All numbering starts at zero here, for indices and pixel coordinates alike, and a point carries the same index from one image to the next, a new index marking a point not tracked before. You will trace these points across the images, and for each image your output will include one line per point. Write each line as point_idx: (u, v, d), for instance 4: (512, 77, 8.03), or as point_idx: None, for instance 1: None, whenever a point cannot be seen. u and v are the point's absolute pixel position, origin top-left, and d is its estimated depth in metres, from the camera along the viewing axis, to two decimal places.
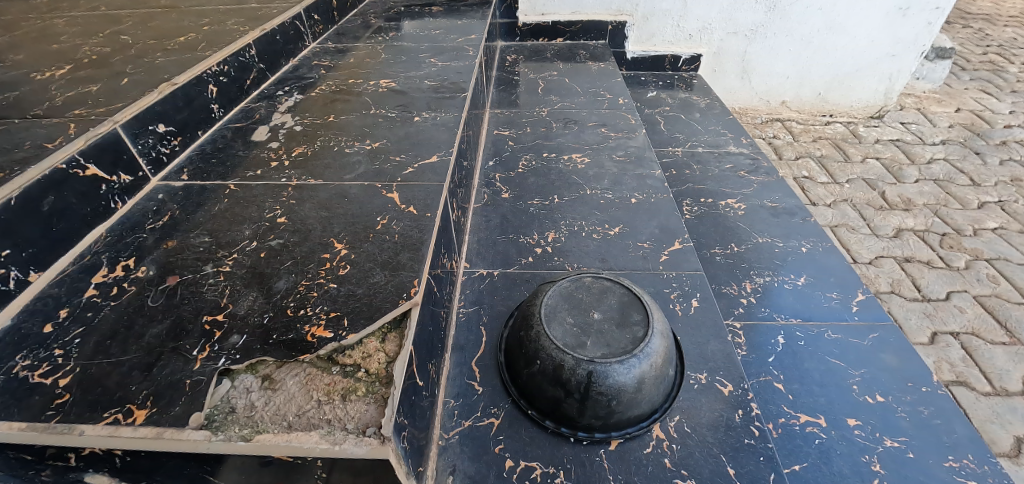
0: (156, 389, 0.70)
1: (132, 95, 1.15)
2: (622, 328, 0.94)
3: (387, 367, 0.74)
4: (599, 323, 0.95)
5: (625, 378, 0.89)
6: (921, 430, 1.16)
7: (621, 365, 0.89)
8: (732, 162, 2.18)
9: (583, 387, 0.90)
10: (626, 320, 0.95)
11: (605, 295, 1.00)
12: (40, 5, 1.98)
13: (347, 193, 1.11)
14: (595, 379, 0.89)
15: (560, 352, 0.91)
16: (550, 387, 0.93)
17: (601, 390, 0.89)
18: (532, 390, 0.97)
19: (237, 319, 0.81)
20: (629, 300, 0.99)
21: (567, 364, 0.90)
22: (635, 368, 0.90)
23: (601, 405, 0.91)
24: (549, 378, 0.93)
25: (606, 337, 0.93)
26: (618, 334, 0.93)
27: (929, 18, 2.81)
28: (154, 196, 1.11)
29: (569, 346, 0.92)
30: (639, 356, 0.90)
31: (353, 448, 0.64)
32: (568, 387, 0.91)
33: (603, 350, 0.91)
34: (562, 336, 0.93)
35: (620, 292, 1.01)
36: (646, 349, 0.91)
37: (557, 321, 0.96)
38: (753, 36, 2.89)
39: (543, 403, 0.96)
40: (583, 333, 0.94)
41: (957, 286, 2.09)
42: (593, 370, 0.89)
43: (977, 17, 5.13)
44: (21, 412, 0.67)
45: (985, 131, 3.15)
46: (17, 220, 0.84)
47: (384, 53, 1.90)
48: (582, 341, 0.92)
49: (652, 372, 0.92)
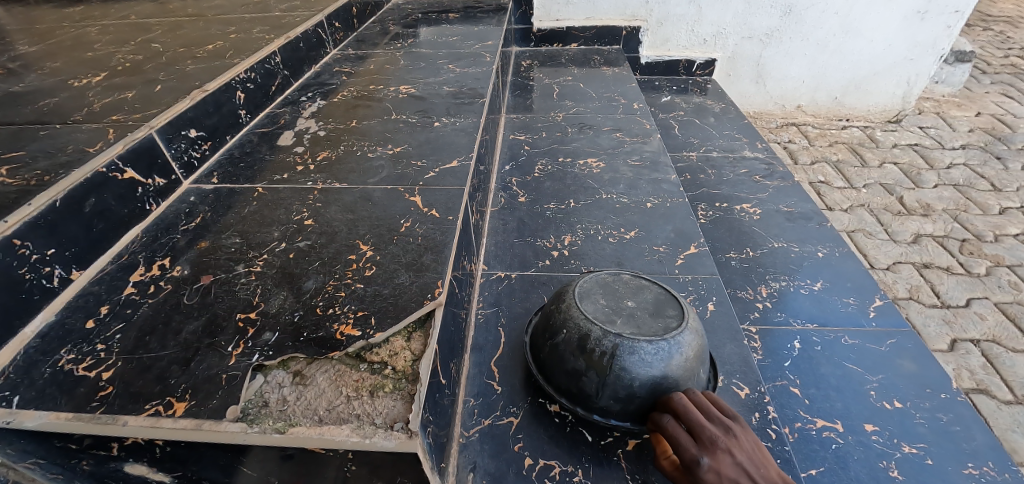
0: (194, 383, 0.73)
1: (167, 102, 1.21)
2: (657, 316, 0.93)
3: (413, 365, 0.76)
4: (632, 307, 0.94)
5: (653, 361, 0.87)
6: (940, 437, 1.15)
7: (649, 345, 0.87)
8: (747, 167, 2.18)
9: (605, 359, 0.89)
10: (662, 308, 0.95)
11: (644, 286, 0.99)
12: (73, 15, 2.06)
13: (371, 197, 1.14)
14: (620, 354, 0.88)
15: (589, 321, 0.92)
16: (572, 359, 0.93)
17: (623, 366, 0.88)
18: (554, 365, 0.97)
19: (269, 317, 0.84)
20: (667, 294, 0.98)
21: (595, 334, 0.90)
22: (665, 353, 0.88)
23: (622, 384, 0.89)
24: (573, 348, 0.93)
25: (639, 319, 0.92)
26: (651, 319, 0.92)
27: (947, 21, 2.78)
28: (186, 198, 1.15)
29: (600, 318, 0.92)
30: (670, 341, 0.88)
31: (382, 442, 0.66)
32: (591, 357, 0.90)
33: (633, 328, 0.90)
34: (593, 310, 0.94)
35: (658, 287, 0.99)
36: (678, 338, 0.89)
37: (590, 297, 0.97)
38: (767, 41, 2.89)
39: (563, 379, 0.96)
40: (615, 311, 0.94)
41: (977, 293, 2.07)
42: (619, 343, 0.88)
43: (999, 20, 5.05)
44: (67, 402, 0.70)
45: (1007, 136, 3.10)
46: (62, 221, 0.89)
47: (403, 59, 1.94)
48: (613, 318, 0.92)
49: (683, 363, 0.89)
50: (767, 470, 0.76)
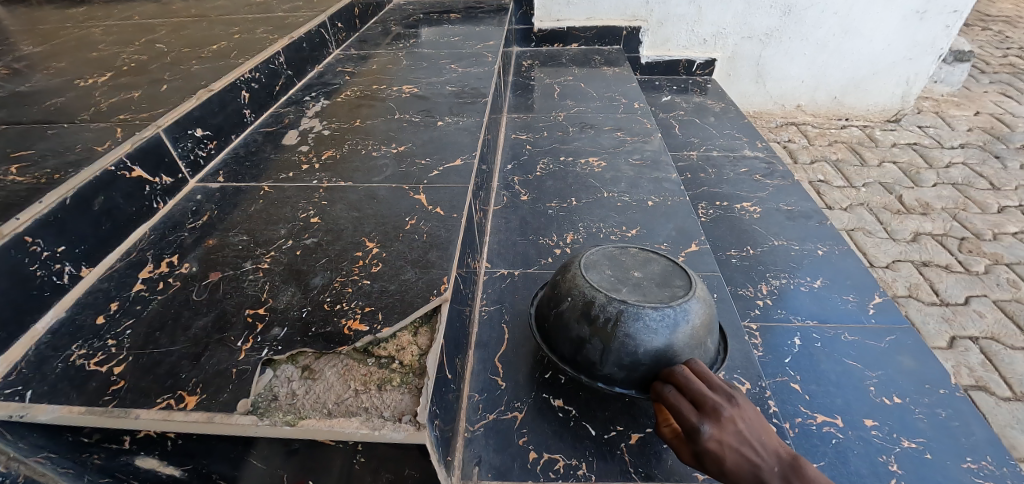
0: (204, 377, 0.74)
1: (173, 101, 1.22)
2: (663, 285, 0.95)
3: (420, 359, 0.77)
4: (639, 277, 0.97)
5: (658, 326, 0.89)
6: (939, 432, 1.16)
7: (654, 311, 0.89)
8: (748, 166, 2.19)
9: (610, 324, 0.91)
10: (669, 278, 0.97)
11: (650, 259, 1.02)
12: (76, 15, 2.07)
13: (376, 195, 1.16)
14: (625, 319, 0.90)
15: (593, 288, 0.94)
16: (575, 328, 0.95)
17: (628, 330, 0.89)
18: (558, 335, 1.00)
19: (277, 313, 0.85)
20: (674, 266, 1.00)
21: (599, 300, 0.93)
22: (670, 319, 0.90)
23: (626, 351, 0.91)
24: (577, 316, 0.95)
25: (644, 288, 0.94)
26: (657, 288, 0.94)
27: (946, 21, 2.79)
28: (193, 196, 1.17)
29: (605, 285, 0.94)
30: (676, 309, 0.90)
31: (391, 434, 0.67)
32: (594, 324, 0.92)
33: (639, 295, 0.92)
34: (598, 279, 0.96)
35: (665, 260, 1.02)
36: (685, 306, 0.91)
37: (595, 267, 1.00)
38: (767, 41, 2.90)
39: (568, 349, 0.98)
40: (620, 281, 0.96)
41: (977, 291, 2.08)
42: (623, 309, 0.90)
43: (997, 19, 5.07)
44: (79, 396, 0.71)
45: (1006, 135, 3.11)
46: (72, 219, 0.90)
47: (406, 59, 1.96)
48: (618, 286, 0.95)
49: (689, 332, 0.91)
50: (765, 436, 0.79)
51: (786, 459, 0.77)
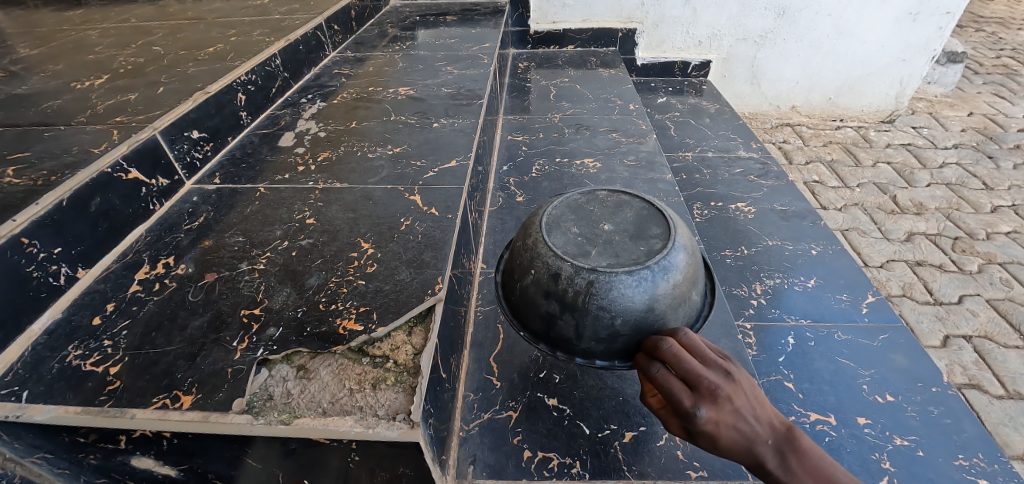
0: (200, 377, 0.75)
1: (170, 103, 1.23)
2: (635, 241, 0.86)
3: (414, 358, 0.78)
4: (607, 234, 0.87)
5: (634, 292, 0.81)
6: (931, 429, 1.17)
7: (628, 277, 0.81)
8: (742, 167, 2.21)
9: (581, 298, 0.83)
10: (643, 232, 0.88)
11: (619, 210, 0.92)
12: (73, 18, 2.08)
13: (371, 196, 1.16)
14: (597, 289, 0.81)
15: (558, 258, 0.85)
16: (544, 301, 0.87)
17: (602, 302, 0.82)
18: (526, 309, 0.92)
19: (273, 313, 0.86)
20: (645, 216, 0.91)
21: (566, 272, 0.83)
22: (647, 282, 0.82)
23: (603, 326, 0.84)
24: (544, 288, 0.87)
25: (614, 249, 0.85)
26: (629, 246, 0.85)
27: (939, 23, 2.81)
28: (189, 198, 1.17)
29: (570, 252, 0.85)
30: (653, 268, 0.82)
31: (385, 432, 0.68)
32: (564, 298, 0.84)
33: (610, 259, 0.83)
34: (563, 244, 0.86)
35: (635, 210, 0.92)
36: (662, 263, 0.83)
37: (559, 229, 0.90)
38: (762, 42, 2.92)
39: (539, 323, 0.91)
40: (587, 243, 0.86)
41: (970, 290, 2.09)
42: (594, 279, 0.82)
43: (990, 21, 5.11)
44: (75, 396, 0.72)
45: (999, 135, 3.14)
46: (68, 220, 0.90)
47: (402, 61, 1.97)
48: (586, 250, 0.85)
49: (669, 289, 0.84)
50: (759, 406, 0.74)
51: (778, 427, 0.74)
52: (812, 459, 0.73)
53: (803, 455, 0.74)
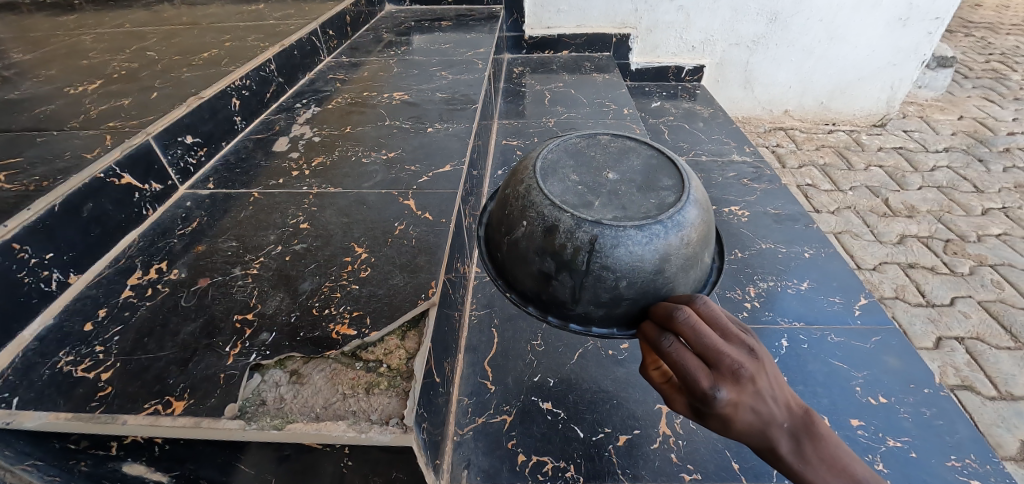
0: (192, 382, 0.74)
1: (163, 108, 1.22)
2: (642, 195, 0.82)
3: (407, 362, 0.78)
4: (611, 187, 0.83)
5: (642, 249, 0.77)
6: (923, 431, 1.18)
7: (637, 232, 0.77)
8: (736, 171, 2.22)
9: (584, 253, 0.77)
10: (648, 187, 0.84)
11: (622, 162, 0.88)
12: (67, 23, 2.07)
13: (365, 201, 1.16)
14: (601, 245, 0.76)
15: (558, 209, 0.79)
16: (539, 257, 0.82)
17: (607, 259, 0.77)
18: (518, 266, 0.87)
19: (266, 318, 0.86)
20: (651, 170, 0.87)
21: (566, 224, 0.78)
22: (656, 239, 0.77)
23: (604, 286, 0.79)
24: (541, 244, 0.81)
25: (619, 202, 0.80)
26: (636, 200, 0.81)
27: (929, 28, 2.85)
28: (183, 203, 1.17)
29: (571, 204, 0.80)
30: (662, 224, 0.78)
31: (378, 437, 0.68)
32: (563, 254, 0.79)
33: (616, 212, 0.78)
34: (563, 195, 0.81)
35: (639, 163, 0.88)
36: (672, 218, 0.79)
37: (556, 180, 0.85)
38: (754, 47, 2.94)
39: (532, 283, 0.85)
40: (590, 195, 0.81)
41: (962, 292, 2.11)
42: (599, 233, 0.76)
43: (979, 26, 5.17)
44: (66, 403, 0.71)
45: (989, 139, 3.17)
46: (60, 226, 0.90)
47: (396, 66, 1.97)
48: (588, 202, 0.80)
49: (678, 246, 0.80)
50: (779, 389, 0.69)
51: (797, 411, 0.69)
52: (829, 447, 0.69)
53: (820, 442, 0.69)
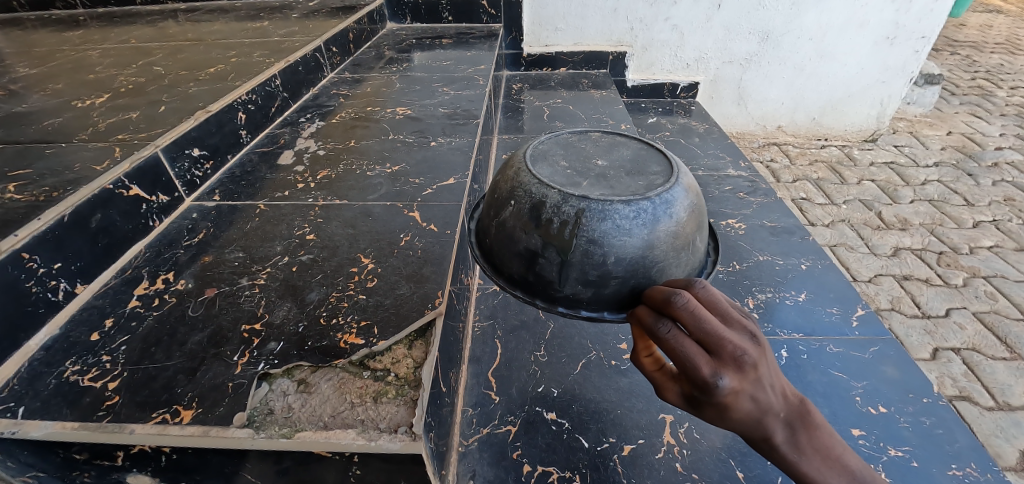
0: (200, 391, 0.75)
1: (171, 121, 1.24)
2: (632, 178, 0.77)
3: (415, 371, 0.79)
4: (601, 171, 0.78)
5: (631, 225, 0.71)
6: (923, 440, 1.19)
7: (626, 207, 0.71)
8: (732, 184, 2.26)
9: (569, 229, 0.71)
10: (639, 171, 0.79)
11: (613, 151, 0.84)
12: (72, 38, 2.11)
13: (371, 213, 1.18)
14: (588, 220, 0.70)
15: (544, 186, 0.74)
16: (524, 235, 0.75)
17: (593, 234, 0.70)
18: (501, 249, 0.80)
19: (274, 327, 0.86)
20: (642, 158, 0.83)
21: (552, 200, 0.72)
22: (646, 216, 0.71)
23: (592, 263, 0.72)
24: (526, 221, 0.75)
25: (609, 182, 0.75)
26: (626, 181, 0.76)
27: (915, 46, 2.93)
28: (188, 215, 1.18)
29: (558, 182, 0.74)
30: (653, 201, 0.72)
31: (387, 445, 0.68)
32: (549, 230, 0.72)
33: (605, 190, 0.73)
34: (551, 174, 0.76)
35: (630, 153, 0.84)
36: (662, 197, 0.73)
37: (545, 163, 0.80)
38: (747, 64, 3.01)
39: (517, 265, 0.78)
40: (578, 175, 0.76)
41: (956, 303, 2.14)
42: (585, 206, 0.70)
43: (964, 44, 5.32)
44: (72, 412, 0.71)
45: (977, 153, 3.24)
46: (68, 236, 0.91)
47: (399, 82, 2.01)
48: (576, 181, 0.75)
49: (669, 226, 0.73)
50: (774, 373, 0.65)
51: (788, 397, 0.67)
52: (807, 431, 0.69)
53: (807, 428, 0.69)
